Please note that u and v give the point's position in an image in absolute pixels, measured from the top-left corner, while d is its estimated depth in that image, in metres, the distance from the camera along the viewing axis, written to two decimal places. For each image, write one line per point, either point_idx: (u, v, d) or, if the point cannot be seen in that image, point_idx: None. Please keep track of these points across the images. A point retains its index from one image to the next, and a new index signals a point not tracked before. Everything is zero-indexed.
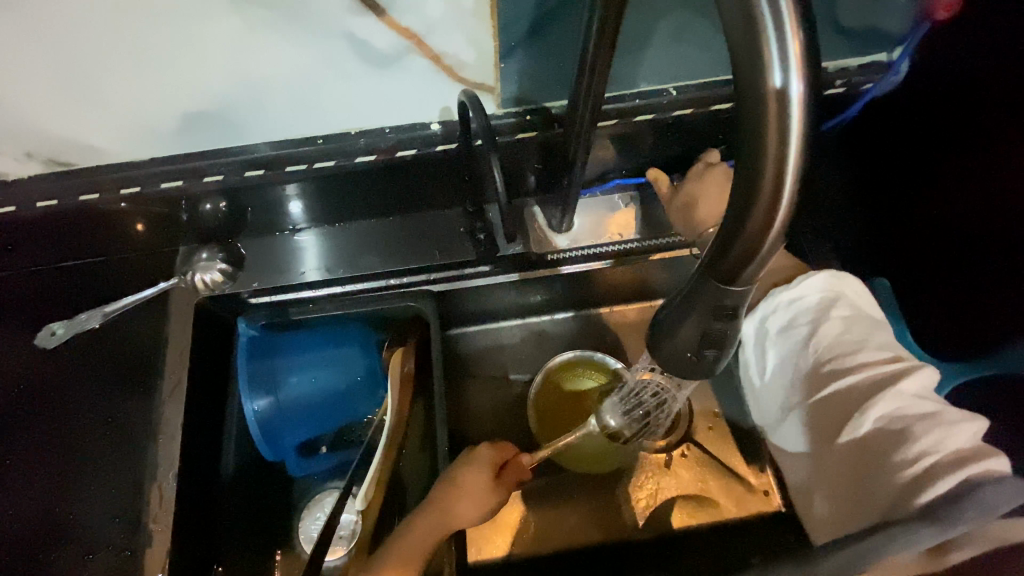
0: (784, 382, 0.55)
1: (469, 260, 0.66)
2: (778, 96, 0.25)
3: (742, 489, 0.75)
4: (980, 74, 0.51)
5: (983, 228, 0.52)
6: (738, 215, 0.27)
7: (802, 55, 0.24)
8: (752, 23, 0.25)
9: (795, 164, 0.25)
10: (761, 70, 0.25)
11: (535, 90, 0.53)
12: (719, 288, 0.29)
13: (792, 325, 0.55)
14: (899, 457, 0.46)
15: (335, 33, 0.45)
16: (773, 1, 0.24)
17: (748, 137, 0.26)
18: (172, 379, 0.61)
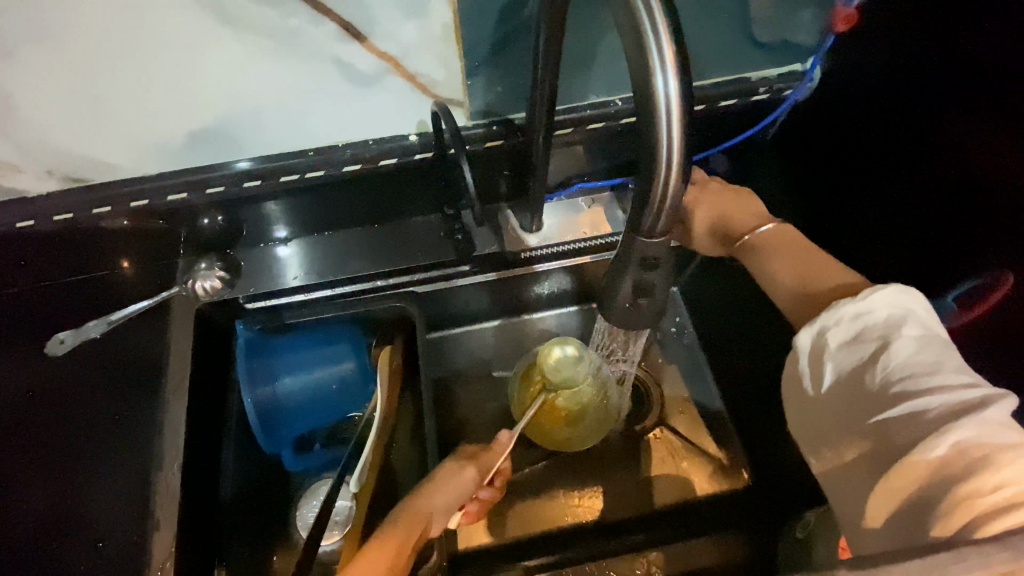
0: (842, 401, 0.43)
1: (449, 260, 0.72)
2: (663, 88, 0.32)
3: (715, 467, 0.80)
4: (876, 75, 0.60)
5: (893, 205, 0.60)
6: (647, 181, 0.34)
7: (676, 58, 0.32)
8: (639, 32, 0.32)
9: (680, 143, 0.33)
10: (648, 70, 0.32)
11: (499, 104, 0.61)
12: (643, 244, 0.36)
13: (859, 340, 0.43)
14: (977, 483, 0.35)
15: (321, 57, 0.52)
16: (652, 18, 0.32)
17: (646, 121, 0.33)
18: (175, 377, 0.65)
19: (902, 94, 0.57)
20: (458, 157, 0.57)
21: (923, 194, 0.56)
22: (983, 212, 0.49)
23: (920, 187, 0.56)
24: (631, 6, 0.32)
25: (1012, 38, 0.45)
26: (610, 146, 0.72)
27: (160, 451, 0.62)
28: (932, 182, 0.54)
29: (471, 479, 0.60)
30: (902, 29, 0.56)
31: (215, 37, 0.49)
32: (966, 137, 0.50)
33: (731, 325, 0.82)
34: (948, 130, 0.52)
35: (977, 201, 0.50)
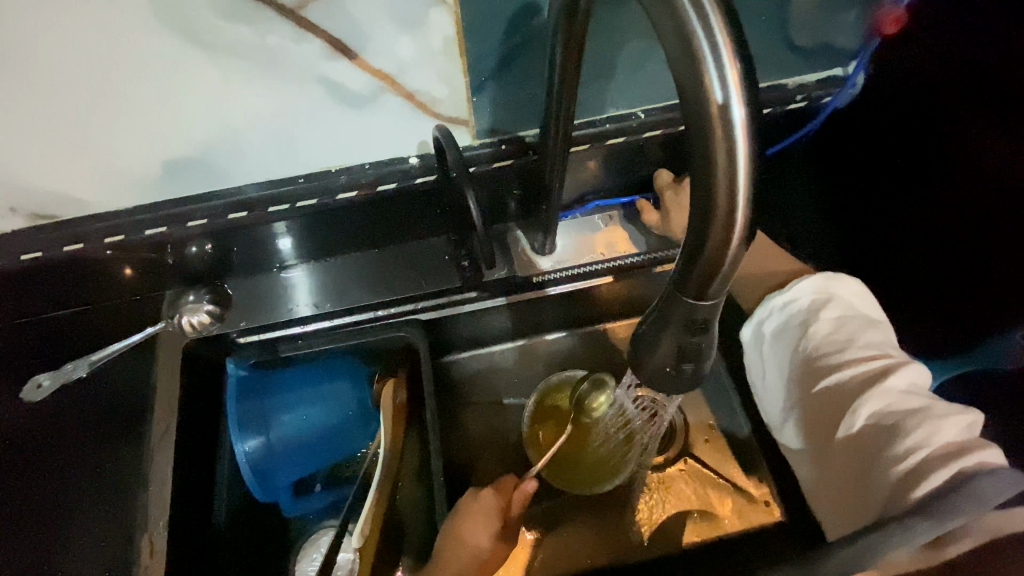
0: (784, 378, 0.59)
1: (454, 287, 0.67)
2: (721, 113, 0.26)
3: (742, 499, 0.74)
4: (930, 82, 0.53)
5: (949, 224, 0.54)
6: (700, 230, 0.28)
7: (741, 83, 0.26)
8: (691, 53, 0.26)
9: (748, 180, 0.27)
10: (704, 96, 0.26)
11: (508, 121, 0.54)
12: (686, 303, 0.30)
13: (788, 326, 0.60)
14: (893, 451, 0.50)
15: (312, 76, 0.46)
16: (710, 35, 0.26)
17: (697, 160, 0.28)
18: (161, 424, 0.60)
19: (963, 101, 0.50)
20: (462, 185, 0.51)
21: (990, 215, 0.49)
22: None
23: (986, 206, 0.50)
24: (682, 19, 0.26)
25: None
26: (628, 160, 0.66)
27: (147, 506, 0.57)
28: (999, 201, 0.48)
29: (501, 539, 0.61)
30: (964, 30, 0.49)
31: (191, 57, 0.43)
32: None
33: None
34: (1021, 145, 0.46)
35: None
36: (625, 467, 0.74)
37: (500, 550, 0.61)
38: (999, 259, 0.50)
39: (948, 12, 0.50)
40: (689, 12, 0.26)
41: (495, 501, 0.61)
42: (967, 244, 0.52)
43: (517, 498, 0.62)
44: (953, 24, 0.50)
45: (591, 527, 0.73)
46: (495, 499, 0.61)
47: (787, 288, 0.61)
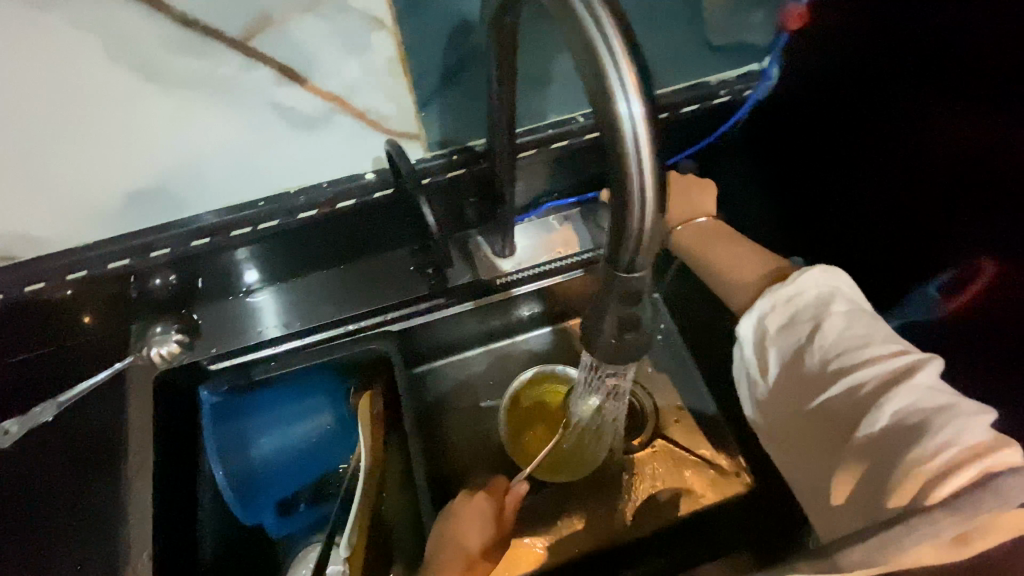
0: (789, 380, 0.55)
1: (422, 295, 0.69)
2: (622, 112, 0.30)
3: (715, 473, 0.78)
4: (835, 71, 0.59)
5: (865, 197, 0.59)
6: (619, 215, 0.32)
7: (636, 84, 0.30)
8: (596, 61, 0.30)
9: (655, 171, 0.31)
10: (611, 99, 0.30)
11: (457, 131, 0.57)
12: (618, 278, 0.34)
13: (795, 324, 0.56)
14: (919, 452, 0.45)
15: (263, 104, 0.48)
16: (608, 46, 0.30)
17: (613, 153, 0.31)
18: (137, 456, 0.60)
19: (862, 86, 0.56)
20: (416, 195, 0.54)
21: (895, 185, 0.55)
22: (961, 201, 0.49)
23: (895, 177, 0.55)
24: (587, 35, 0.31)
25: (987, 17, 0.44)
26: (576, 163, 0.70)
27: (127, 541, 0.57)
28: (901, 172, 0.54)
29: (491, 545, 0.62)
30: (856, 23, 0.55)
31: (146, 93, 0.45)
32: (939, 120, 0.49)
33: (715, 329, 0.80)
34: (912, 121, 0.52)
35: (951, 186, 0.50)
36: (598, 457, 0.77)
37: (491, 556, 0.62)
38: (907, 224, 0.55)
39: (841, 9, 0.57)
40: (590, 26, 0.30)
41: (489, 504, 0.64)
42: (880, 213, 0.58)
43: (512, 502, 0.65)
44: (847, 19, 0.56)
45: (574, 518, 0.75)
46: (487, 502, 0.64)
47: (792, 280, 0.57)
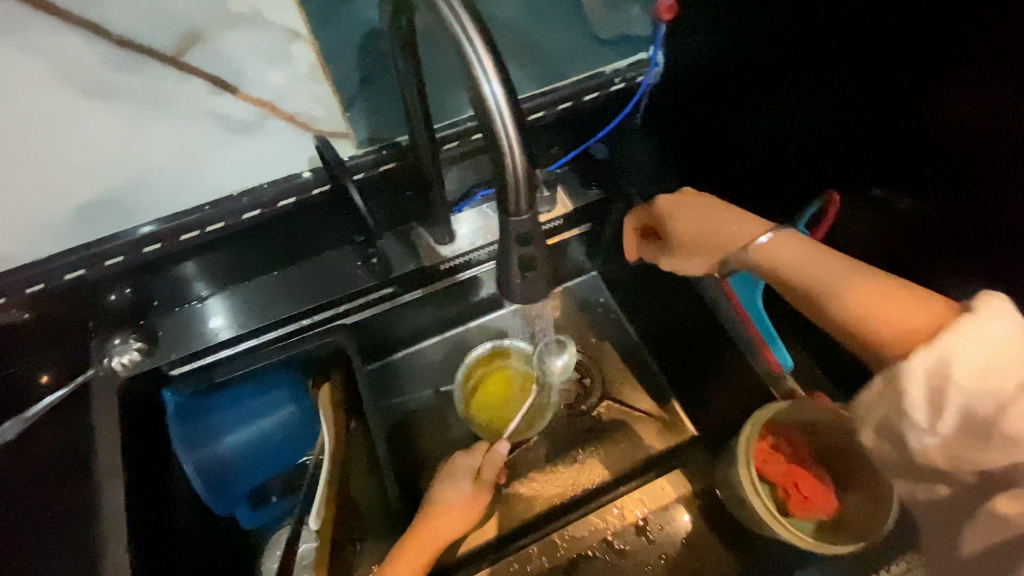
0: (964, 438, 0.39)
1: (370, 285, 0.73)
2: (484, 87, 0.37)
3: (660, 424, 0.86)
4: (699, 54, 0.69)
5: (742, 159, 0.69)
6: (499, 170, 0.39)
7: (491, 63, 0.37)
8: (461, 49, 0.38)
9: (518, 138, 0.39)
10: (477, 79, 0.38)
11: (382, 128, 0.62)
12: (506, 220, 0.41)
13: (1002, 371, 0.37)
14: None
15: (200, 111, 0.57)
16: (468, 38, 0.38)
17: (485, 120, 0.39)
18: (107, 461, 0.62)
19: (721, 65, 0.66)
20: (344, 184, 0.58)
21: (761, 145, 0.64)
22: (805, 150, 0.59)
23: (762, 136, 0.64)
24: (451, 31, 0.38)
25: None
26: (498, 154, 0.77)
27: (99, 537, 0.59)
28: (763, 133, 0.64)
29: (473, 503, 0.68)
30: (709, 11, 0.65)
31: (86, 107, 0.54)
32: (782, 86, 0.59)
33: (643, 296, 0.88)
34: (762, 89, 0.61)
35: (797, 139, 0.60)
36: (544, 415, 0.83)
37: (472, 513, 0.68)
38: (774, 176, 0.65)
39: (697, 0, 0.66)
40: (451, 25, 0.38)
41: (470, 463, 0.71)
42: (753, 170, 0.68)
43: (490, 464, 0.71)
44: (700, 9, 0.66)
45: (534, 477, 0.82)
46: (469, 461, 0.71)
47: (980, 313, 0.38)
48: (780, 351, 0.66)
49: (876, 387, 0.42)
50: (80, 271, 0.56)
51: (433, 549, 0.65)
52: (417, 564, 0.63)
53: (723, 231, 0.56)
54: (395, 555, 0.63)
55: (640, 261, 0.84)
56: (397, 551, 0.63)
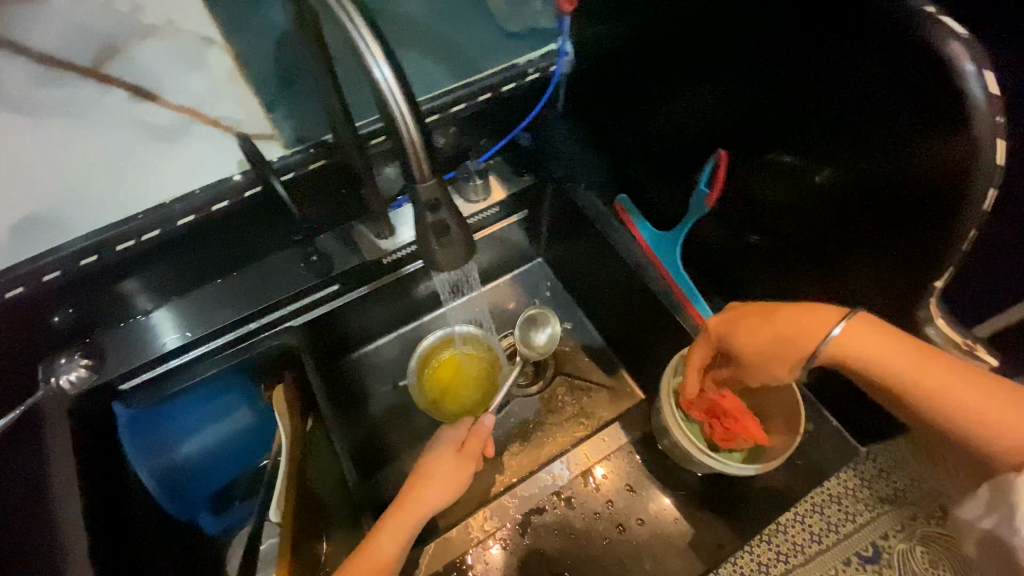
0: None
1: (313, 283, 0.75)
2: (373, 70, 0.42)
3: (611, 392, 0.90)
4: (596, 42, 0.75)
5: (646, 134, 0.75)
6: (399, 142, 0.44)
7: (378, 48, 0.42)
8: (351, 38, 0.43)
9: (411, 115, 0.44)
10: (368, 64, 0.42)
11: (308, 129, 0.66)
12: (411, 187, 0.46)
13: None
14: None
15: (127, 121, 0.61)
16: (356, 29, 0.42)
17: (381, 100, 0.43)
18: (61, 477, 0.62)
19: (615, 50, 0.72)
20: (269, 178, 0.61)
21: (659, 118, 0.70)
22: (694, 118, 0.65)
23: (658, 110, 0.70)
24: (341, 23, 0.43)
25: None
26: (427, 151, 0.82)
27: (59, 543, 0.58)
28: (658, 107, 0.70)
29: (456, 471, 0.65)
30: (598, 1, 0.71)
31: (18, 130, 0.59)
32: (666, 63, 0.65)
33: (580, 275, 0.93)
34: (651, 67, 0.68)
35: (685, 110, 0.66)
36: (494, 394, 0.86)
37: (457, 482, 0.65)
38: (673, 145, 0.71)
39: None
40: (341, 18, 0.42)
41: (455, 435, 0.70)
42: (655, 143, 0.74)
43: (475, 436, 0.69)
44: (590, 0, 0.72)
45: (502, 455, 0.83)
46: (454, 434, 0.70)
47: None
48: (702, 306, 0.74)
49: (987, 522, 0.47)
50: (21, 289, 0.58)
51: (417, 518, 0.62)
52: (401, 535, 0.60)
53: (791, 325, 0.52)
54: (379, 527, 0.61)
55: (574, 240, 0.89)
56: (382, 521, 0.61)
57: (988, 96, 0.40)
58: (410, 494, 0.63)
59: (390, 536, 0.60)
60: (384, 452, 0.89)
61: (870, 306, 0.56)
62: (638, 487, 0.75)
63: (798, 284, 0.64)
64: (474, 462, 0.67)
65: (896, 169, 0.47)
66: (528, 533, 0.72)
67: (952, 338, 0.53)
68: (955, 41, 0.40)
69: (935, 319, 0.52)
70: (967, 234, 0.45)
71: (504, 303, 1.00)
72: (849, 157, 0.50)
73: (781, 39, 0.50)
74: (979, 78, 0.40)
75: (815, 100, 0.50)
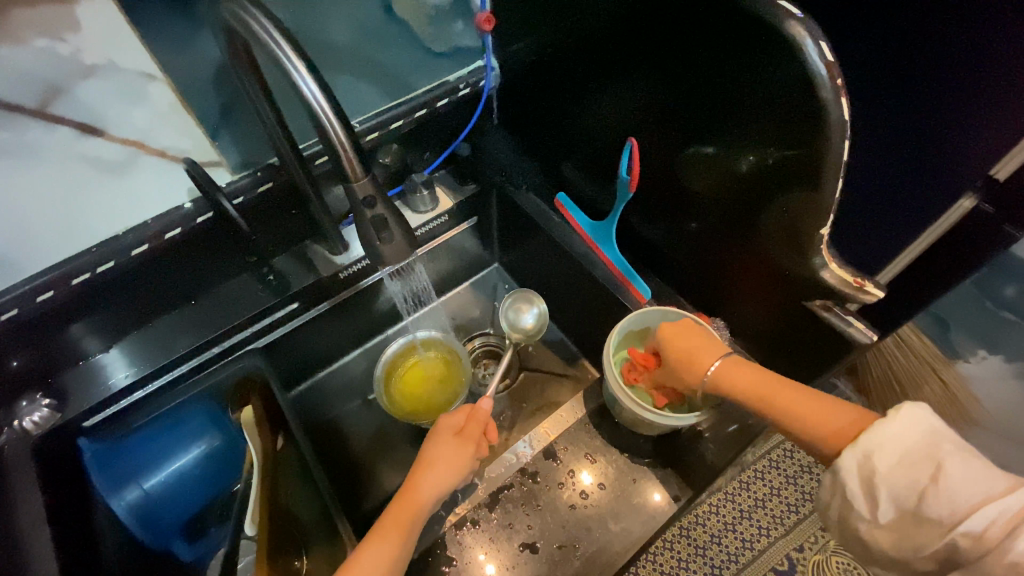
0: (897, 524, 0.46)
1: (273, 302, 0.78)
2: (299, 84, 0.48)
3: (574, 380, 0.94)
4: (516, 55, 0.82)
5: (570, 134, 0.81)
6: (331, 146, 0.50)
7: (302, 64, 0.48)
8: (275, 57, 0.48)
9: (337, 120, 0.49)
10: (294, 78, 0.48)
11: (251, 153, 0.71)
12: (346, 182, 0.52)
13: (911, 463, 0.46)
14: (893, 525, 0.47)
15: (76, 157, 0.60)
16: (281, 49, 0.47)
17: (311, 111, 0.49)
18: (26, 511, 0.61)
19: (533, 60, 0.79)
20: (219, 199, 0.66)
21: (580, 117, 0.77)
22: (609, 113, 0.72)
23: (578, 110, 0.77)
24: (266, 44, 0.48)
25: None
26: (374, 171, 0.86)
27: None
28: (577, 106, 0.77)
29: (456, 454, 0.68)
30: (512, 19, 0.79)
31: None
32: (577, 66, 0.72)
33: (531, 274, 0.98)
34: (565, 72, 0.75)
35: (598, 106, 0.73)
36: (456, 393, 0.88)
37: (460, 464, 0.67)
38: (594, 142, 0.78)
39: (502, 13, 0.80)
40: (266, 41, 0.48)
41: (456, 421, 0.72)
42: (579, 140, 0.80)
43: (473, 420, 0.71)
44: (506, 19, 0.80)
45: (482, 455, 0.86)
46: (454, 419, 0.72)
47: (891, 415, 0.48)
48: (641, 285, 0.80)
49: (833, 504, 0.51)
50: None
51: (419, 504, 0.64)
52: (402, 521, 0.62)
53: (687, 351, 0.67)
54: (382, 517, 0.63)
55: (521, 241, 0.95)
56: (384, 513, 0.64)
57: (826, 63, 0.47)
58: (415, 479, 0.66)
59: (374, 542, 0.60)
60: (358, 464, 0.90)
61: (772, 261, 0.63)
62: (600, 456, 0.78)
63: (718, 253, 0.70)
64: (473, 442, 0.69)
65: (771, 133, 0.54)
66: (497, 510, 0.74)
67: (843, 278, 0.56)
68: (792, 21, 0.46)
69: (828, 265, 0.57)
70: (834, 184, 0.51)
71: (464, 309, 1.04)
72: (735, 131, 0.57)
73: (661, 31, 0.57)
74: (817, 49, 0.46)
75: (695, 81, 0.57)
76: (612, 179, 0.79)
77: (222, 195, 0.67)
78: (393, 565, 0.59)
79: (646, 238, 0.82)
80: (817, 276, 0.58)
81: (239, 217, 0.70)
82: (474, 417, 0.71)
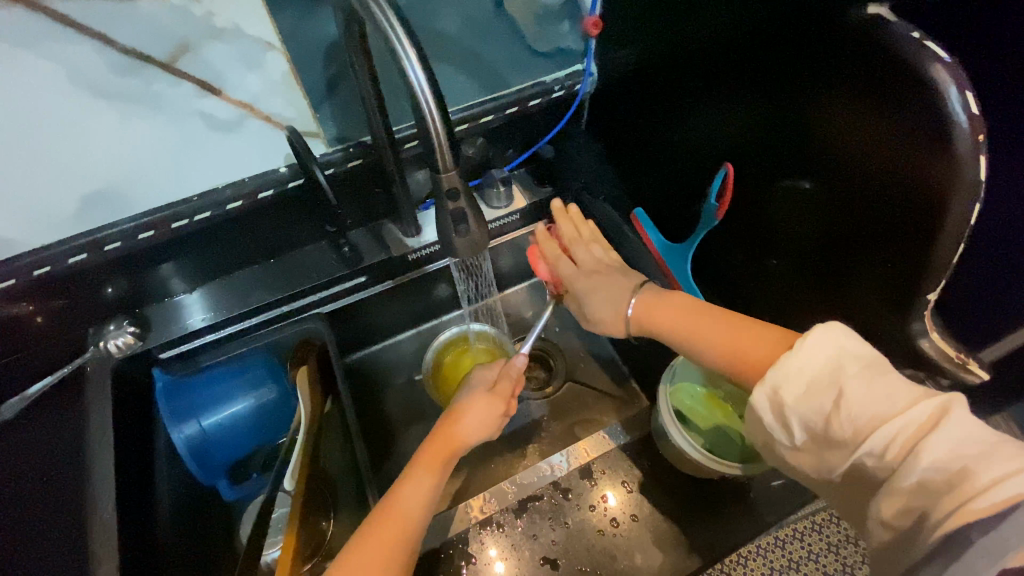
0: (811, 446, 0.45)
1: (343, 273, 0.82)
2: (407, 71, 0.49)
3: (620, 400, 0.91)
4: (619, 64, 0.80)
5: (660, 150, 0.79)
6: (427, 135, 0.51)
7: (413, 51, 0.48)
8: (389, 41, 0.49)
9: (437, 110, 0.50)
10: (404, 65, 0.49)
11: (348, 130, 0.75)
12: (436, 169, 0.53)
13: (816, 392, 0.44)
14: (826, 454, 0.44)
15: (189, 113, 0.63)
16: (396, 35, 0.48)
17: (416, 98, 0.50)
18: (100, 428, 0.67)
19: (637, 70, 0.77)
20: (314, 168, 0.70)
21: (676, 136, 0.75)
22: (706, 136, 0.69)
23: (675, 127, 0.74)
24: (382, 27, 0.49)
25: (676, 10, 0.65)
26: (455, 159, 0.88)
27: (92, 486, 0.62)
28: (673, 123, 0.74)
29: (490, 411, 0.67)
30: (621, 26, 0.77)
31: (81, 108, 0.57)
32: (683, 84, 0.69)
33: None
34: (669, 88, 0.72)
35: (696, 126, 0.70)
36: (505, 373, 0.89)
37: (492, 423, 0.67)
38: (685, 163, 0.75)
39: (612, 19, 0.78)
40: (384, 24, 0.49)
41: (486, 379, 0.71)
42: (668, 159, 0.78)
43: (506, 377, 0.70)
44: (615, 26, 0.78)
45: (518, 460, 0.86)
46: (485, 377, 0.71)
47: (797, 346, 0.47)
48: None
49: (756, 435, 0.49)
50: (82, 256, 0.67)
51: (451, 452, 0.65)
52: (437, 462, 0.63)
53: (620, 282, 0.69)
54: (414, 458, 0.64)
55: None
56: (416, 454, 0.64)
57: (969, 115, 0.42)
58: (442, 429, 0.65)
59: (426, 475, 0.62)
60: (394, 443, 0.91)
61: (863, 318, 0.58)
62: (636, 487, 0.76)
63: (798, 299, 0.66)
64: (505, 403, 0.68)
65: (888, 183, 0.49)
66: (524, 518, 0.74)
67: (945, 351, 0.52)
68: (938, 64, 0.43)
69: (929, 334, 0.52)
70: (950, 250, 0.47)
71: (519, 309, 1.04)
72: (842, 171, 0.53)
73: (785, 57, 0.54)
74: (963, 98, 0.42)
75: (812, 116, 0.53)
76: (696, 204, 0.75)
77: (316, 165, 0.70)
78: (431, 500, 0.61)
79: (722, 270, 0.78)
80: (911, 343, 0.54)
81: (326, 185, 0.73)
82: (507, 380, 0.70)
